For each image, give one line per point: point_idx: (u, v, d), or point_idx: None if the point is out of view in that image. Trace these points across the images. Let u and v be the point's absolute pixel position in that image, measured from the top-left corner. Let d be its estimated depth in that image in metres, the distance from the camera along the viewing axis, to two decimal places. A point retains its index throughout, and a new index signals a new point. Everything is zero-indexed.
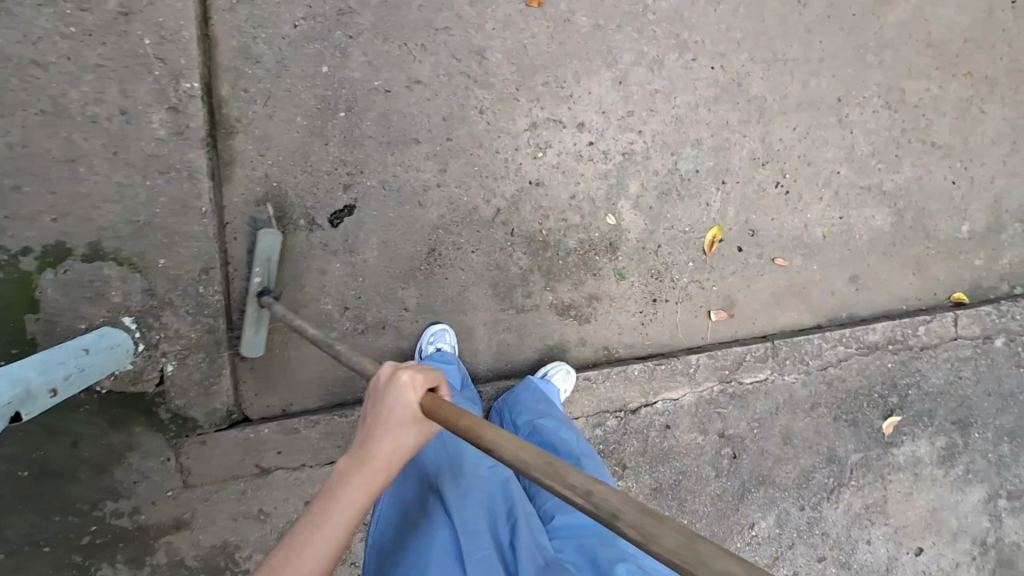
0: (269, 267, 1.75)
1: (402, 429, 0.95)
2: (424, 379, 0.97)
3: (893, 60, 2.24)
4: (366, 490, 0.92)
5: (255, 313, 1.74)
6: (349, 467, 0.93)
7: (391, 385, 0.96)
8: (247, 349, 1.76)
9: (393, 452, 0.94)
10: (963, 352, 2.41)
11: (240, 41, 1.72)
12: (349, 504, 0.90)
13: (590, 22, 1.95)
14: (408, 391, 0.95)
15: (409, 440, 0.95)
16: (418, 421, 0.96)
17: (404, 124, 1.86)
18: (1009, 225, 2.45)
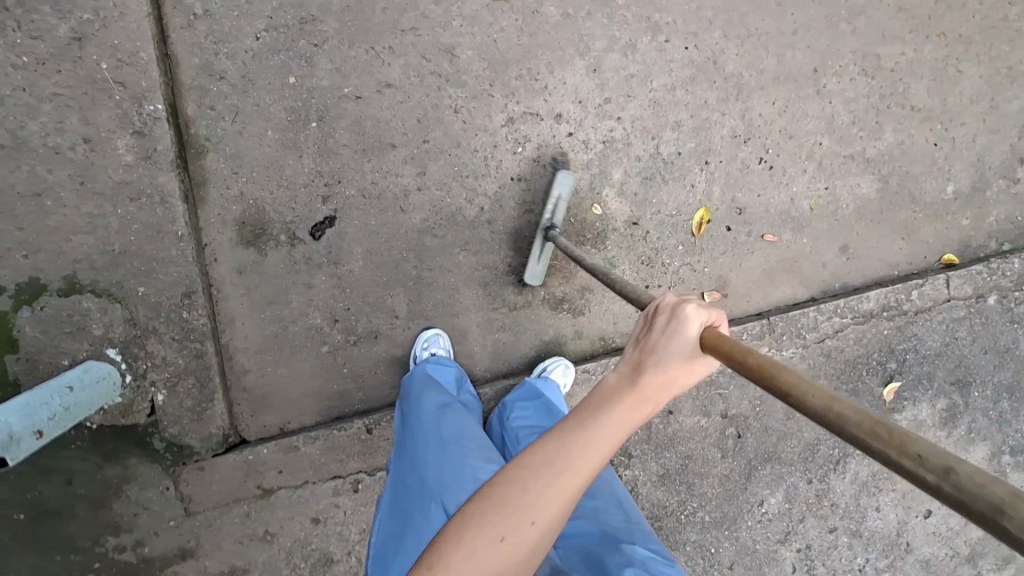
0: (557, 205, 1.88)
1: (681, 357, 0.89)
2: (708, 314, 0.92)
3: (867, 27, 2.22)
4: (632, 416, 0.86)
5: (540, 246, 1.88)
6: (618, 388, 0.88)
7: (677, 313, 0.92)
8: (528, 278, 1.89)
9: (668, 386, 0.88)
10: (957, 312, 2.41)
11: (202, 57, 1.67)
12: (616, 428, 0.85)
13: (559, 11, 1.92)
14: (694, 325, 0.91)
15: (684, 373, 0.89)
16: (694, 357, 0.90)
17: (378, 130, 1.82)
18: (993, 182, 2.45)
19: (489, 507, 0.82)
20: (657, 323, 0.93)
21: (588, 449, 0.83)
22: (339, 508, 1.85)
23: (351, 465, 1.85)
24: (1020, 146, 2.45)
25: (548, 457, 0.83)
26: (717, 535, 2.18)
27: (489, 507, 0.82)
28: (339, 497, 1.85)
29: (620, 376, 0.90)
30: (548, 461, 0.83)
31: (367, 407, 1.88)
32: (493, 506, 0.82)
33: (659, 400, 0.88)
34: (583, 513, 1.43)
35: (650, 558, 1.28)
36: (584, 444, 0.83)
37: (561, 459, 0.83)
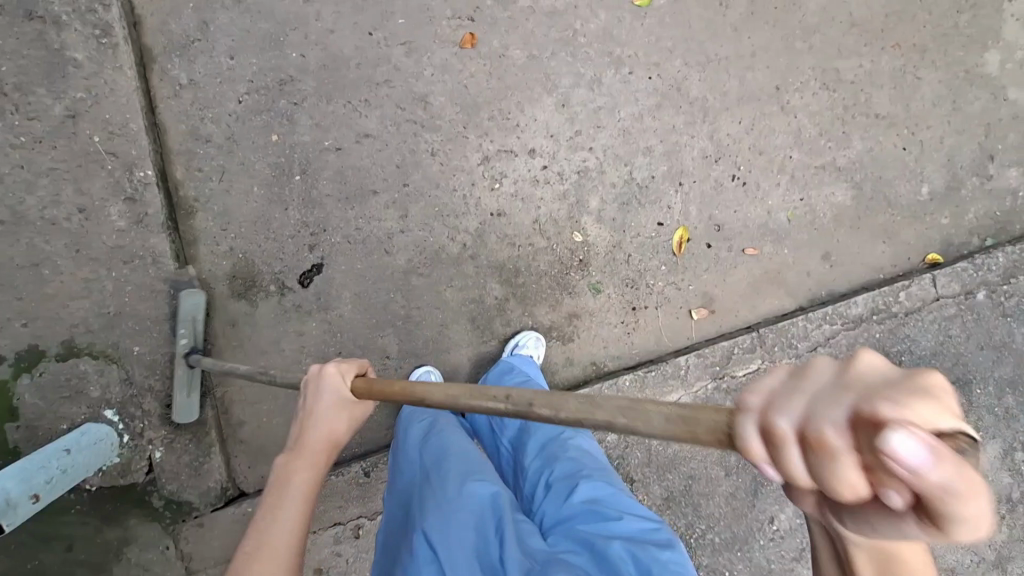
0: (195, 326, 1.71)
1: (330, 411, 1.35)
2: (345, 368, 1.40)
3: (822, 44, 2.32)
4: (312, 464, 1.29)
5: (186, 376, 1.69)
6: (292, 455, 1.29)
7: (320, 378, 1.38)
8: (179, 416, 1.69)
9: (328, 431, 1.34)
10: (948, 311, 2.42)
11: (188, 123, 1.76)
12: (303, 480, 1.25)
13: (524, 53, 2.02)
14: (336, 382, 1.38)
15: (341, 419, 1.37)
16: (347, 403, 1.38)
17: (360, 178, 1.89)
18: (966, 180, 2.51)
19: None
20: (309, 395, 1.38)
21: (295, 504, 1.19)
22: (341, 555, 1.83)
23: (351, 510, 1.85)
24: (987, 144, 2.52)
25: (262, 534, 1.13)
26: (730, 557, 2.14)
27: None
28: (340, 544, 1.83)
29: (292, 447, 1.31)
30: (267, 535, 1.13)
31: (364, 450, 1.89)
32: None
33: (327, 446, 1.33)
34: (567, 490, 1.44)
35: (638, 527, 1.33)
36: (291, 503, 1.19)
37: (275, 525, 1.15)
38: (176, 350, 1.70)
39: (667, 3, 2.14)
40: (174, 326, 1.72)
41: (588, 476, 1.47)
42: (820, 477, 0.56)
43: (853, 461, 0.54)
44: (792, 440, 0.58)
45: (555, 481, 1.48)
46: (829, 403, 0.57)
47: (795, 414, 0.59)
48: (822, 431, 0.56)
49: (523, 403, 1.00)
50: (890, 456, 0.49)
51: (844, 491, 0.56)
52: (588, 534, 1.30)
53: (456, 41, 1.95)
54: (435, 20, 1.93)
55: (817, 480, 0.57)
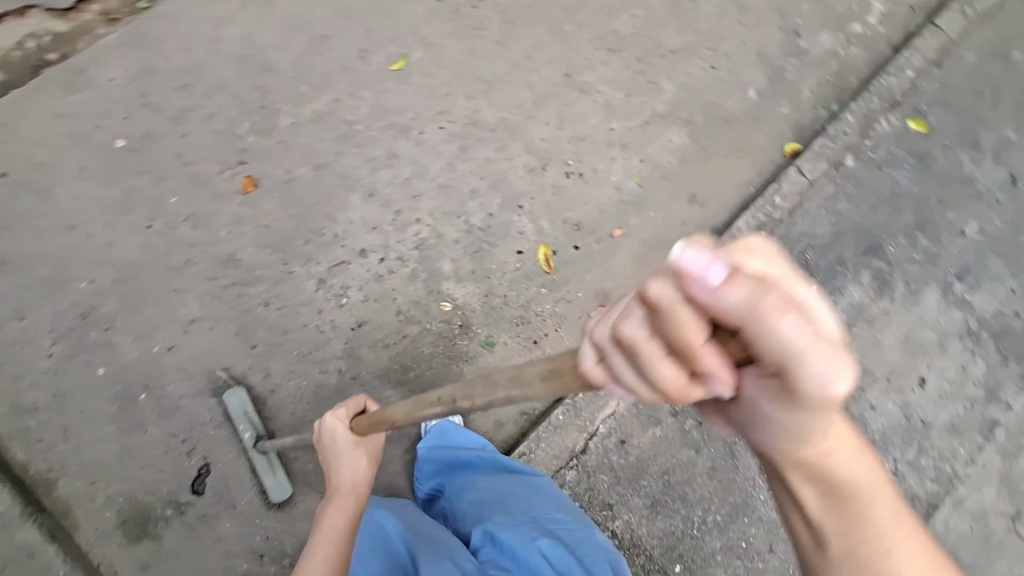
0: (251, 419, 1.79)
1: (346, 455, 1.55)
2: (349, 408, 1.59)
3: (588, 15, 2.32)
4: (343, 505, 1.50)
5: (264, 461, 1.78)
6: (330, 496, 1.53)
7: (326, 429, 1.57)
8: (275, 496, 1.78)
9: (350, 475, 1.54)
10: (828, 190, 2.39)
11: (8, 401, 1.69)
12: (336, 521, 1.46)
13: (310, 167, 1.97)
14: (342, 425, 1.56)
15: (356, 460, 1.55)
16: (358, 446, 1.56)
17: (205, 364, 1.82)
18: (786, 64, 2.51)
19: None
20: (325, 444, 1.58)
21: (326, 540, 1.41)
22: None
23: None
24: (786, 24, 2.54)
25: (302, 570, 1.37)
26: (740, 527, 2.06)
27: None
28: None
29: (329, 491, 1.55)
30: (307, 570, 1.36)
31: None
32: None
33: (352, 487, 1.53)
34: (492, 513, 1.64)
35: (554, 526, 1.58)
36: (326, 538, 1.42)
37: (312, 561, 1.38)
38: (245, 444, 1.79)
39: (424, 54, 2.13)
40: (232, 427, 1.80)
41: (509, 498, 1.69)
42: (642, 376, 0.69)
43: (652, 352, 0.67)
44: (613, 352, 0.72)
45: (480, 509, 1.67)
46: (628, 308, 0.71)
47: (626, 321, 0.69)
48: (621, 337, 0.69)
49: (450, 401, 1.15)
50: (687, 274, 0.60)
51: (666, 381, 0.67)
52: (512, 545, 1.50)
53: (237, 189, 1.91)
54: (206, 181, 1.89)
55: (643, 380, 0.69)
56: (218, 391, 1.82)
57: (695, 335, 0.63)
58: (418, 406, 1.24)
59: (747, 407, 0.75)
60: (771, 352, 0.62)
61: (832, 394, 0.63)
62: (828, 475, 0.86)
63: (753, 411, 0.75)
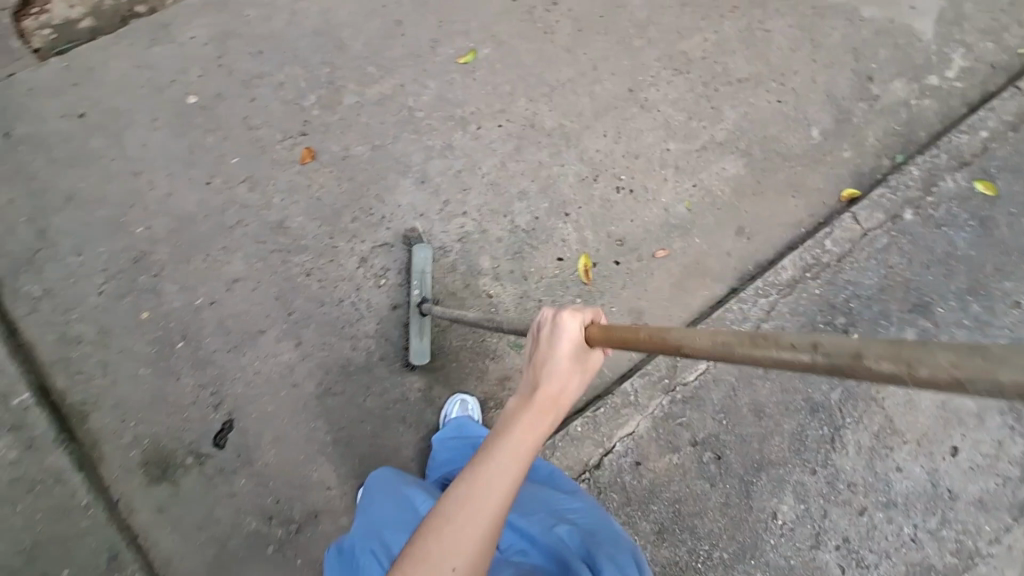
0: (425, 278, 1.94)
1: (568, 362, 1.10)
2: (584, 315, 1.16)
3: (660, 32, 2.31)
4: (542, 420, 1.02)
5: (419, 323, 1.92)
6: (528, 398, 1.05)
7: (559, 324, 1.14)
8: (417, 358, 1.91)
9: (563, 387, 1.07)
10: (881, 241, 2.33)
11: (55, 331, 1.76)
12: (527, 439, 0.98)
13: (367, 147, 2.01)
14: (576, 325, 1.13)
15: (572, 377, 1.09)
16: (579, 361, 1.12)
17: (243, 323, 1.86)
18: (854, 108, 2.46)
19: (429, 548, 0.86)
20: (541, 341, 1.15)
21: (512, 454, 0.95)
22: None
23: None
24: (860, 68, 2.48)
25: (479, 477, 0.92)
26: (746, 569, 2.01)
27: (434, 537, 0.87)
28: None
29: (527, 391, 1.07)
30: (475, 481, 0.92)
31: None
32: (444, 534, 0.87)
33: (558, 404, 1.05)
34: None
35: (571, 513, 1.43)
36: (508, 453, 0.95)
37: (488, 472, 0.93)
38: (410, 301, 1.93)
39: (493, 51, 2.15)
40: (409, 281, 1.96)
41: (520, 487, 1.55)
42: None
43: None
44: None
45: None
46: None
47: None
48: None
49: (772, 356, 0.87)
50: None
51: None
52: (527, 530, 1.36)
53: (295, 159, 1.95)
54: (267, 147, 1.93)
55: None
56: (405, 246, 1.99)
57: None
58: (732, 348, 0.93)
59: None
60: None
61: None
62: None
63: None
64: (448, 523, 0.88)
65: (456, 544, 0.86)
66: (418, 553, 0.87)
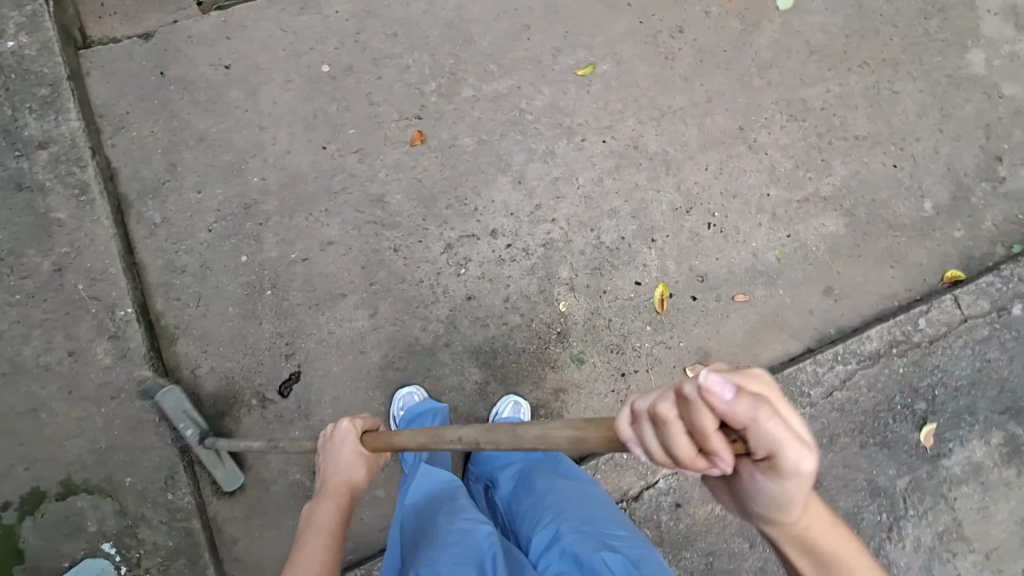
0: (191, 416, 1.77)
1: (346, 465, 1.51)
2: (359, 423, 1.55)
3: (782, 76, 2.26)
4: (331, 507, 1.45)
5: (210, 457, 1.78)
6: (317, 500, 1.47)
7: (336, 431, 1.54)
8: (229, 484, 1.81)
9: (342, 482, 1.49)
10: (981, 332, 2.19)
11: (164, 258, 1.88)
12: (324, 519, 1.41)
13: (474, 140, 2.07)
14: (352, 432, 1.53)
15: (356, 468, 1.51)
16: (362, 455, 1.52)
17: (327, 284, 1.95)
18: (975, 187, 2.32)
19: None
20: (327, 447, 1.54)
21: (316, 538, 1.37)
22: None
23: None
24: (990, 146, 2.34)
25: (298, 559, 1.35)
26: None
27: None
28: None
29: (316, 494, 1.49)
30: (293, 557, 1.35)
31: (359, 555, 1.88)
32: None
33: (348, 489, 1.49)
34: (552, 514, 1.53)
35: (615, 541, 1.44)
36: (312, 532, 1.39)
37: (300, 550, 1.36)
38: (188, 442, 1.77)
39: (611, 68, 2.17)
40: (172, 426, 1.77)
41: (565, 502, 1.58)
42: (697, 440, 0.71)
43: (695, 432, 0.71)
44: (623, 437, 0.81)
45: (539, 509, 1.57)
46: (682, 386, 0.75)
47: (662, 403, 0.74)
48: (658, 409, 0.73)
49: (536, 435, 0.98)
50: (713, 396, 0.68)
51: (682, 456, 0.73)
52: (575, 549, 1.41)
53: (406, 139, 2.04)
54: (383, 124, 2.03)
55: (666, 451, 0.74)
56: (148, 395, 1.78)
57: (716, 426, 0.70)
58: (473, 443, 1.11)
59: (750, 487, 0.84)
60: (764, 444, 0.72)
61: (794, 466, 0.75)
62: (808, 540, 0.95)
63: (747, 485, 0.83)
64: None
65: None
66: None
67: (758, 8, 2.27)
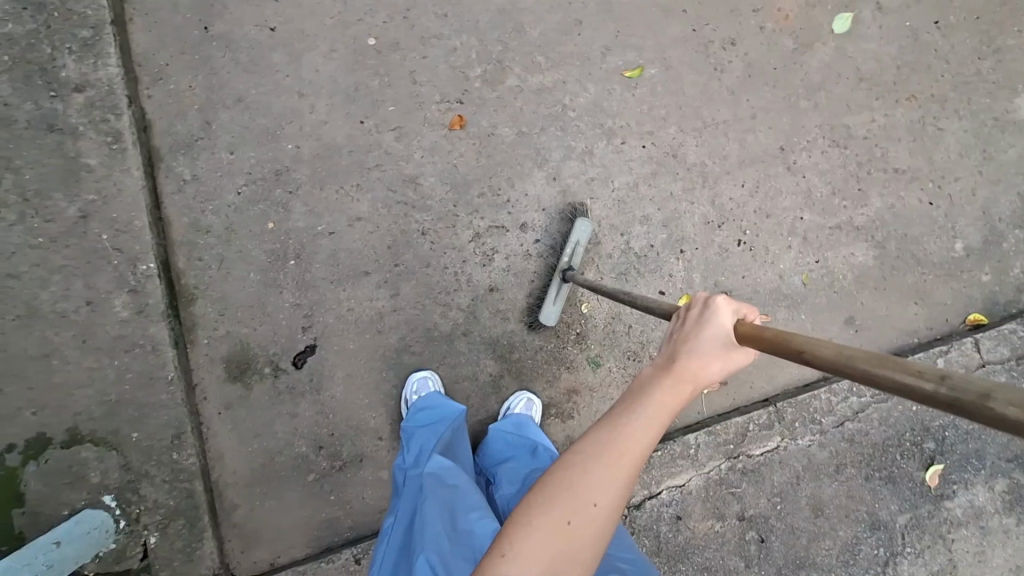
0: (577, 250, 1.95)
1: (712, 347, 1.01)
2: (733, 309, 1.05)
3: (829, 100, 2.23)
4: (675, 393, 0.96)
5: (558, 288, 1.94)
6: (662, 369, 0.99)
7: (707, 306, 1.05)
8: (545, 319, 1.94)
9: (700, 370, 0.99)
10: (996, 379, 2.20)
11: (191, 216, 1.85)
12: (664, 404, 0.95)
13: (513, 131, 2.04)
14: (723, 316, 1.03)
15: (716, 359, 1.01)
16: (726, 347, 1.02)
17: (351, 260, 1.92)
18: (1009, 233, 2.29)
19: (580, 479, 0.89)
20: (685, 318, 1.06)
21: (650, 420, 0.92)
22: None
23: None
24: None
25: (623, 432, 0.91)
26: None
27: (572, 471, 0.90)
28: None
29: (658, 361, 1.01)
30: (619, 429, 0.92)
31: (357, 534, 1.88)
32: (582, 472, 0.89)
33: (698, 379, 0.99)
34: None
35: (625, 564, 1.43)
36: (651, 409, 0.94)
37: (626, 428, 0.92)
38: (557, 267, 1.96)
39: (659, 73, 2.14)
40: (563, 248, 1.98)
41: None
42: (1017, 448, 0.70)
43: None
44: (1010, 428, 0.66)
45: None
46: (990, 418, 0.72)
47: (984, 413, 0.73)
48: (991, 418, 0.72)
49: (970, 392, 0.70)
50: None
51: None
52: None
53: (445, 123, 2.01)
54: (423, 105, 2.00)
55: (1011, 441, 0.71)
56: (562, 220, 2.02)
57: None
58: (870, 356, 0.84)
59: None
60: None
61: None
62: None
63: None
64: (586, 465, 0.89)
65: (602, 488, 0.88)
66: (513, 535, 0.87)
67: (813, 28, 2.24)
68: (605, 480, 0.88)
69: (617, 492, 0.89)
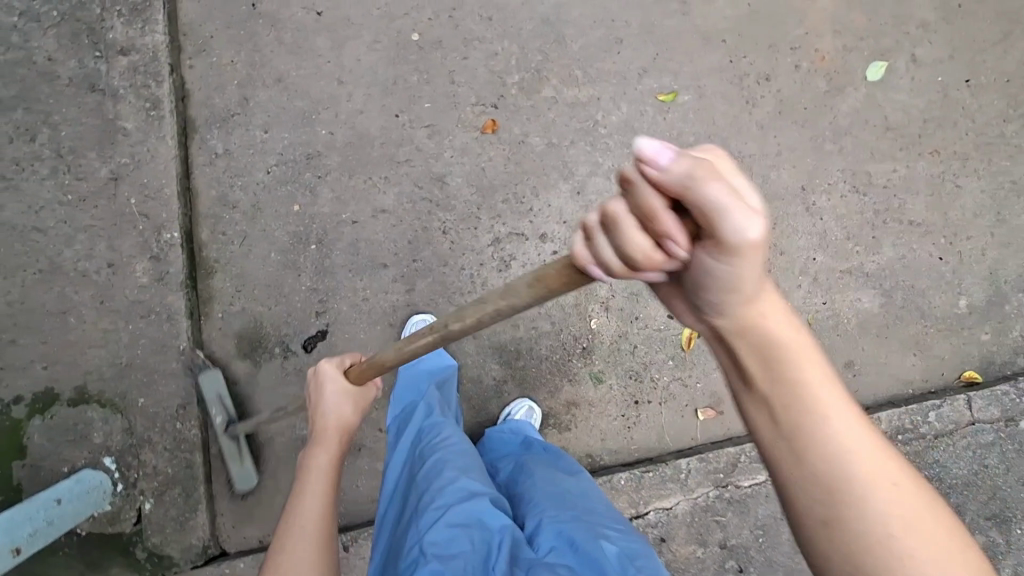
0: (224, 403, 1.79)
1: (333, 401, 1.44)
2: (331, 366, 1.48)
3: (854, 146, 2.27)
4: (330, 441, 1.42)
5: (234, 448, 1.80)
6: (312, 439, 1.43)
7: (316, 377, 1.48)
8: (240, 483, 1.80)
9: (337, 416, 1.44)
10: (985, 438, 2.25)
11: (219, 190, 1.86)
12: (321, 459, 1.38)
13: (543, 141, 2.07)
14: (325, 376, 1.47)
15: (342, 403, 1.45)
16: (344, 391, 1.46)
17: (371, 251, 1.95)
18: (1012, 295, 2.34)
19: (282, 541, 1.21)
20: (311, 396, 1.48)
21: (315, 472, 1.35)
22: None
23: None
24: None
25: (296, 497, 1.30)
26: None
27: (283, 535, 1.23)
28: None
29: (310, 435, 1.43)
30: (299, 496, 1.31)
31: (347, 521, 1.90)
32: (282, 542, 1.21)
33: (339, 427, 1.44)
34: (553, 503, 1.53)
35: (612, 531, 1.45)
36: (320, 464, 1.37)
37: (305, 491, 1.31)
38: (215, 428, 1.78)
39: (692, 100, 2.16)
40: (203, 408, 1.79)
41: (559, 487, 1.62)
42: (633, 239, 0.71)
43: (632, 223, 0.70)
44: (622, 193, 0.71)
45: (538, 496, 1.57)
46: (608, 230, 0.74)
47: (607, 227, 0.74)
48: (609, 209, 0.72)
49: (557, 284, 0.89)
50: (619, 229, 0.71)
51: (639, 250, 0.70)
52: (573, 534, 1.40)
53: (478, 126, 2.03)
54: (458, 105, 2.02)
55: (622, 252, 0.72)
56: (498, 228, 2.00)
57: (662, 218, 0.68)
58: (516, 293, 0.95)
59: (698, 273, 0.76)
60: (701, 211, 0.68)
61: (735, 238, 0.68)
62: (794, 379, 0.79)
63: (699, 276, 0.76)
64: (288, 530, 1.23)
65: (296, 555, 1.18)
66: None
67: (847, 72, 2.27)
68: (303, 524, 1.24)
69: (313, 529, 1.24)
